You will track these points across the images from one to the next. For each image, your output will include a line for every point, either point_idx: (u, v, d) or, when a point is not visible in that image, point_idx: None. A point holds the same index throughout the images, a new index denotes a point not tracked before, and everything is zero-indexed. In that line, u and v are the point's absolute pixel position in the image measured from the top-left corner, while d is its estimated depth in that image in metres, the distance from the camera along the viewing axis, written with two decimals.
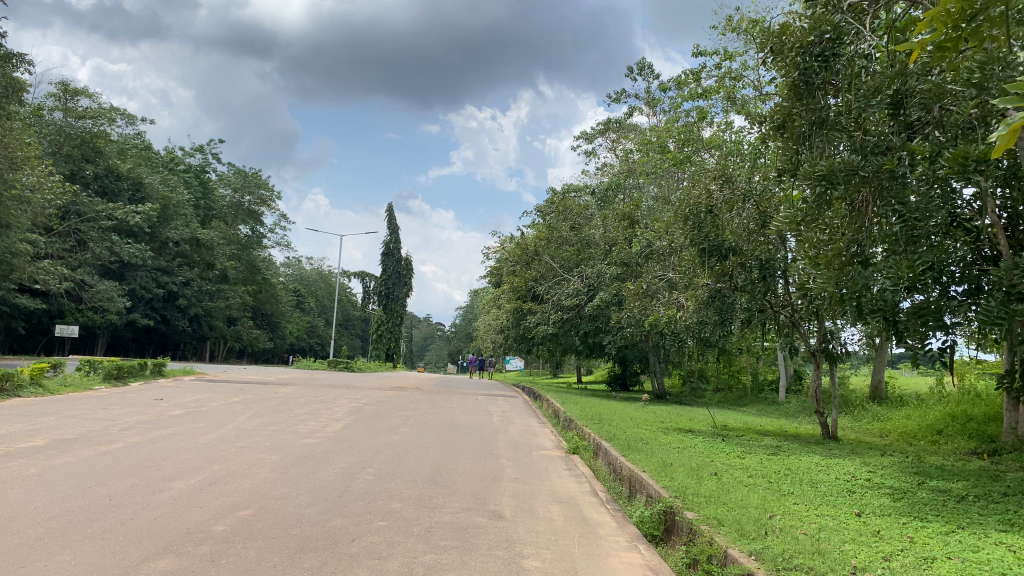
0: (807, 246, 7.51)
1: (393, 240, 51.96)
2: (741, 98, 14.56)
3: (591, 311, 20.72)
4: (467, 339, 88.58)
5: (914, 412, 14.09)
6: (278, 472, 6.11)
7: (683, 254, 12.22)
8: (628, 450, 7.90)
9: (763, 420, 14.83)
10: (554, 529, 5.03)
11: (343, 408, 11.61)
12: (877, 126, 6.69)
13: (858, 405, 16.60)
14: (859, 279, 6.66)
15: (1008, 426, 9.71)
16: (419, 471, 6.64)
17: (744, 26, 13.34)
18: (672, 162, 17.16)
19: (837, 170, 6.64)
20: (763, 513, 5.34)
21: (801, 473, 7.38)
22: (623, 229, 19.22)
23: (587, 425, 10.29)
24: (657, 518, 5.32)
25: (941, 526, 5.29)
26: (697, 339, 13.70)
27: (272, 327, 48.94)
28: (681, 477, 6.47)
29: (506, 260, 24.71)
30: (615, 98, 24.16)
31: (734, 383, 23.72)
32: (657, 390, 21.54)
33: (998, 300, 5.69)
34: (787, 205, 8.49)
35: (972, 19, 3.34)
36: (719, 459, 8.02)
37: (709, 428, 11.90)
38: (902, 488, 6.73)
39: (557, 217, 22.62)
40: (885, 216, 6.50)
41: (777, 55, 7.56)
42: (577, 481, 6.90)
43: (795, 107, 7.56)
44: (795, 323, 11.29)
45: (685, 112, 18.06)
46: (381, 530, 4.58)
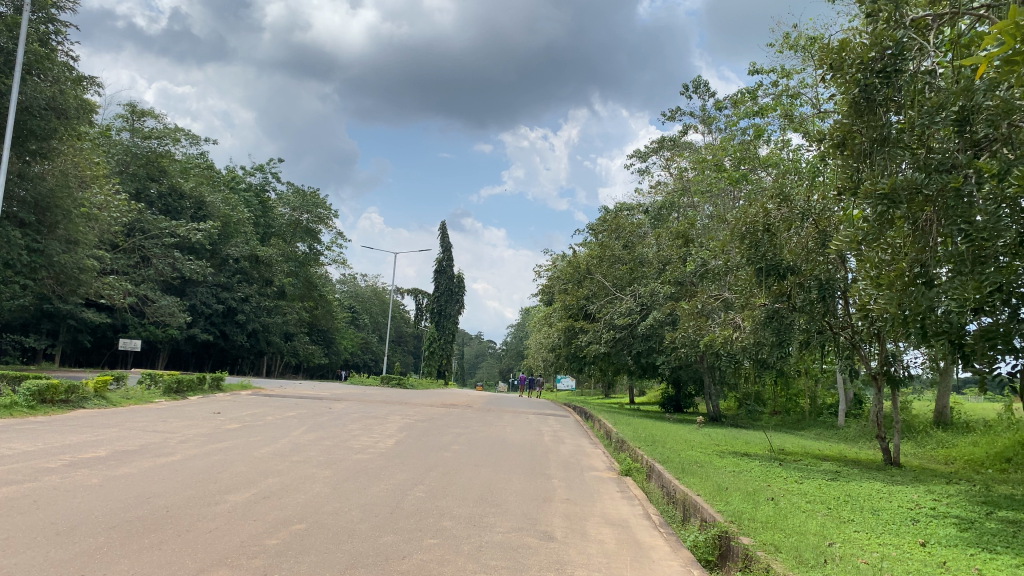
0: (868, 266, 7.35)
1: (447, 257, 52.41)
2: (798, 116, 14.40)
3: (644, 331, 20.48)
4: (519, 356, 88.63)
5: (981, 438, 13.56)
6: (331, 487, 6.15)
7: (739, 272, 12.04)
8: (683, 472, 7.77)
9: (822, 444, 14.42)
10: (605, 551, 4.97)
11: (395, 424, 11.67)
12: (941, 143, 6.53)
13: (921, 431, 16.08)
14: (923, 300, 6.50)
15: None
16: (470, 490, 6.62)
17: (803, 42, 13.20)
18: (728, 180, 17.02)
19: (900, 188, 6.48)
20: (822, 541, 5.19)
21: (862, 500, 7.15)
22: (678, 247, 19.09)
23: (640, 446, 10.18)
24: (712, 543, 5.20)
25: (1010, 558, 5.08)
26: (753, 361, 13.43)
27: (328, 342, 49.58)
28: (736, 502, 6.31)
29: (559, 279, 24.71)
30: (669, 116, 24.21)
31: (792, 406, 23.23)
32: (712, 413, 21.22)
33: None
34: (848, 223, 8.27)
35: None
36: (776, 484, 7.84)
37: (766, 451, 11.65)
38: (969, 517, 6.48)
39: (610, 235, 22.58)
40: (950, 235, 6.33)
41: (835, 72, 7.27)
42: (630, 503, 6.81)
43: (855, 124, 7.28)
44: (856, 344, 11.13)
45: (740, 131, 17.92)
46: (432, 548, 4.57)
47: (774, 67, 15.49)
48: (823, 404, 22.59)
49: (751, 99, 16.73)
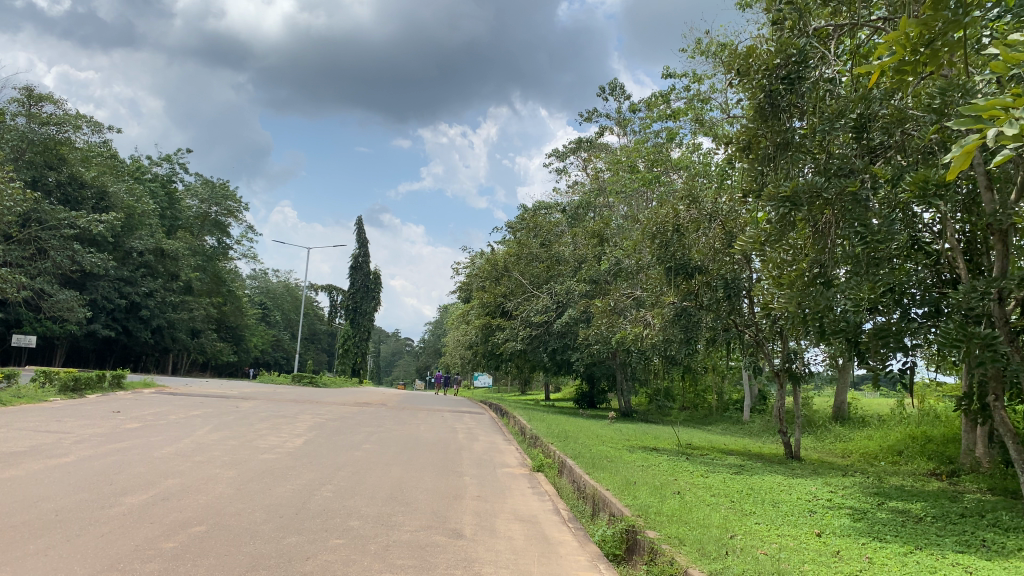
0: (771, 267, 7.67)
1: (362, 253, 51.84)
2: (709, 119, 14.82)
3: (560, 329, 20.64)
4: (435, 354, 88.36)
5: (876, 432, 14.20)
6: (234, 488, 5.98)
7: (650, 271, 12.30)
8: (593, 468, 7.87)
9: (728, 439, 14.84)
10: (514, 547, 4.98)
11: (305, 423, 11.44)
12: (840, 149, 6.75)
13: (820, 426, 16.74)
14: (822, 300, 6.74)
15: (967, 447, 9.65)
16: (380, 489, 6.55)
17: (713, 49, 13.62)
18: (641, 181, 17.38)
19: (801, 192, 6.62)
20: (724, 533, 5.34)
21: (764, 493, 7.40)
22: (593, 246, 19.64)
23: (553, 442, 10.27)
24: (619, 536, 5.27)
25: (899, 547, 5.34)
26: (663, 358, 13.69)
27: (237, 340, 48.21)
28: (644, 496, 6.44)
29: (476, 277, 24.66)
30: (586, 117, 24.64)
31: (700, 402, 23.88)
32: (624, 408, 21.65)
33: (957, 323, 6.13)
34: (752, 225, 8.53)
35: (929, 42, 3.77)
36: (682, 478, 8.04)
37: (673, 446, 11.93)
38: (862, 508, 6.78)
39: (527, 234, 22.69)
40: (847, 238, 6.61)
41: (743, 77, 7.41)
42: (540, 499, 6.85)
43: (760, 129, 7.45)
44: (759, 342, 11.48)
45: (654, 133, 18.33)
46: (337, 548, 4.50)
47: (686, 71, 15.90)
48: (730, 400, 23.25)
49: (664, 102, 17.13)
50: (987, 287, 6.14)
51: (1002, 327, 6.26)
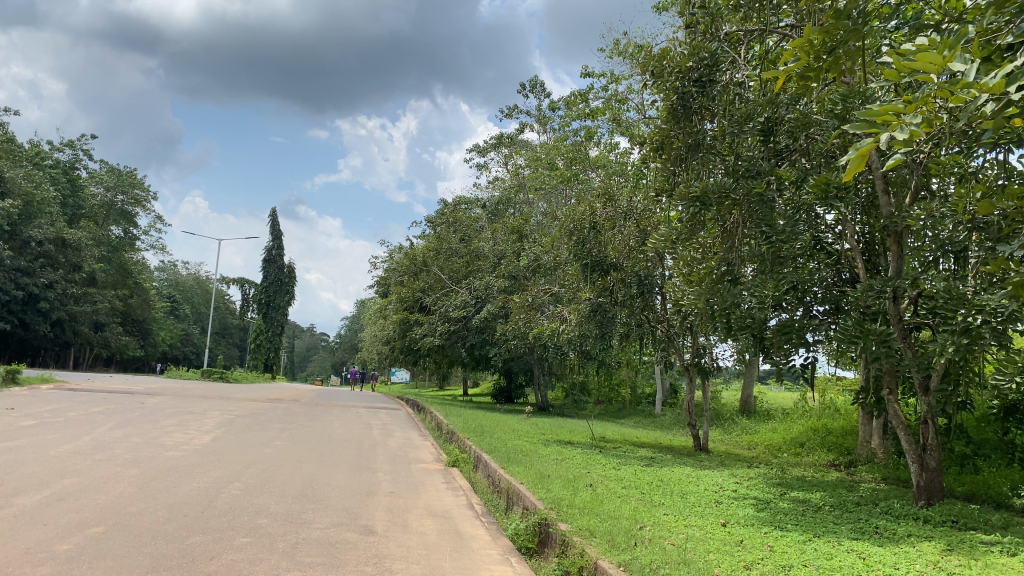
0: (683, 264, 7.98)
1: (276, 246, 50.81)
2: (625, 119, 15.13)
3: (478, 323, 20.66)
4: (351, 350, 87.34)
5: (780, 424, 14.76)
6: (137, 487, 5.79)
7: (567, 267, 12.47)
8: (508, 462, 7.92)
9: (640, 432, 15.21)
10: (426, 543, 4.97)
11: (213, 420, 11.13)
12: (748, 151, 7.07)
13: (728, 418, 17.31)
14: (729, 297, 7.02)
15: (863, 439, 10.08)
16: (290, 486, 6.44)
17: (629, 51, 13.92)
18: (560, 178, 17.64)
19: (710, 193, 6.81)
20: (633, 524, 5.45)
21: (672, 484, 7.59)
22: (512, 242, 19.75)
23: (468, 437, 10.24)
24: (531, 529, 5.32)
25: (799, 535, 5.57)
26: (579, 354, 13.88)
27: (144, 333, 46.56)
28: (557, 489, 6.53)
29: (394, 271, 24.45)
30: (506, 113, 24.86)
31: (614, 396, 24.34)
32: (541, 403, 21.94)
33: (855, 320, 6.39)
34: (665, 223, 8.76)
35: (830, 50, 3.88)
36: (595, 470, 8.18)
37: (587, 439, 12.14)
38: (765, 498, 7.03)
39: (446, 229, 22.68)
40: (753, 237, 6.89)
41: (656, 77, 7.29)
42: (454, 494, 6.85)
43: (672, 130, 7.35)
44: (671, 337, 11.80)
45: (572, 131, 18.61)
46: (244, 547, 4.40)
47: (604, 72, 16.18)
48: (643, 393, 23.77)
49: (583, 101, 17.37)
50: (882, 286, 6.45)
51: (895, 324, 6.63)
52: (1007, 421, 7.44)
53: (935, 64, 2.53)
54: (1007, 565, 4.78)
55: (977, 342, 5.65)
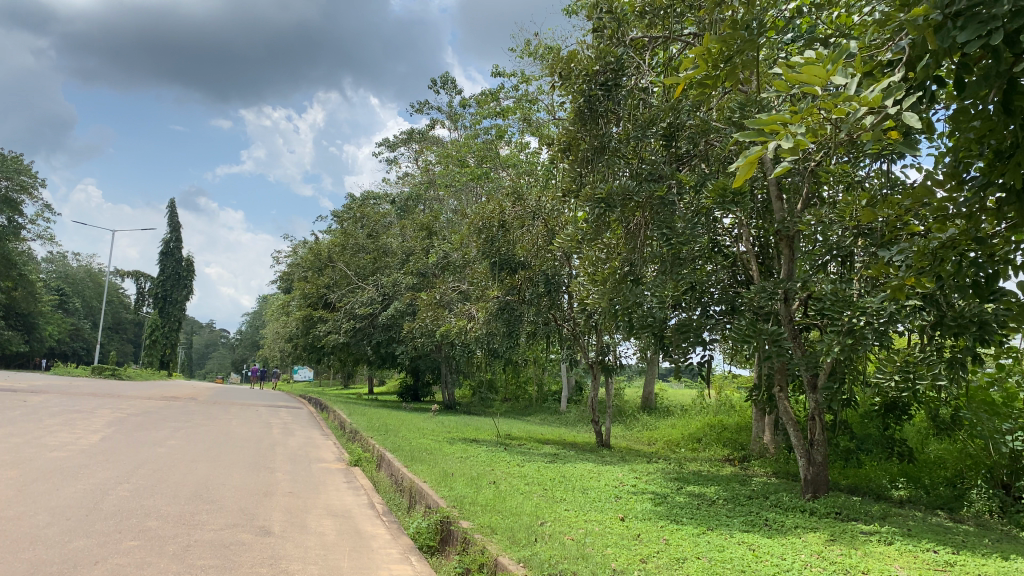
0: (588, 262, 8.14)
1: (174, 238, 48.96)
2: (536, 119, 15.28)
3: (385, 321, 20.31)
4: (253, 347, 85.03)
5: (679, 421, 15.18)
6: (15, 489, 5.49)
7: (476, 265, 12.51)
8: (411, 461, 7.86)
9: (545, 429, 15.41)
10: (324, 543, 4.90)
11: (103, 419, 10.65)
12: (651, 154, 7.35)
13: (630, 415, 17.71)
14: (631, 297, 7.20)
15: (756, 435, 10.45)
16: (183, 486, 6.23)
17: (539, 52, 14.09)
18: (470, 176, 17.73)
19: (615, 195, 6.95)
20: (534, 520, 5.51)
21: (574, 481, 7.70)
22: (421, 238, 19.68)
23: (372, 436, 10.11)
24: (433, 528, 5.29)
25: (693, 528, 5.74)
26: (485, 351, 13.93)
27: (28, 328, 44.13)
28: (459, 486, 6.53)
29: (299, 266, 23.95)
30: (417, 109, 24.76)
31: (521, 393, 24.52)
32: (447, 401, 21.97)
33: (749, 320, 6.62)
34: (572, 223, 8.88)
35: (726, 59, 4.00)
36: (498, 467, 8.23)
37: (492, 437, 12.20)
38: (663, 492, 7.23)
39: (353, 224, 22.39)
40: (655, 238, 7.09)
41: (565, 80, 7.24)
42: (355, 493, 6.78)
43: (579, 132, 7.37)
44: (576, 335, 11.97)
45: (483, 129, 18.70)
46: (132, 550, 4.24)
47: (515, 71, 16.29)
48: (549, 391, 24.04)
49: (493, 100, 17.44)
50: (775, 288, 6.72)
51: (787, 324, 6.93)
52: (886, 417, 7.85)
53: (819, 77, 2.66)
54: (883, 554, 5.07)
55: (861, 342, 5.94)
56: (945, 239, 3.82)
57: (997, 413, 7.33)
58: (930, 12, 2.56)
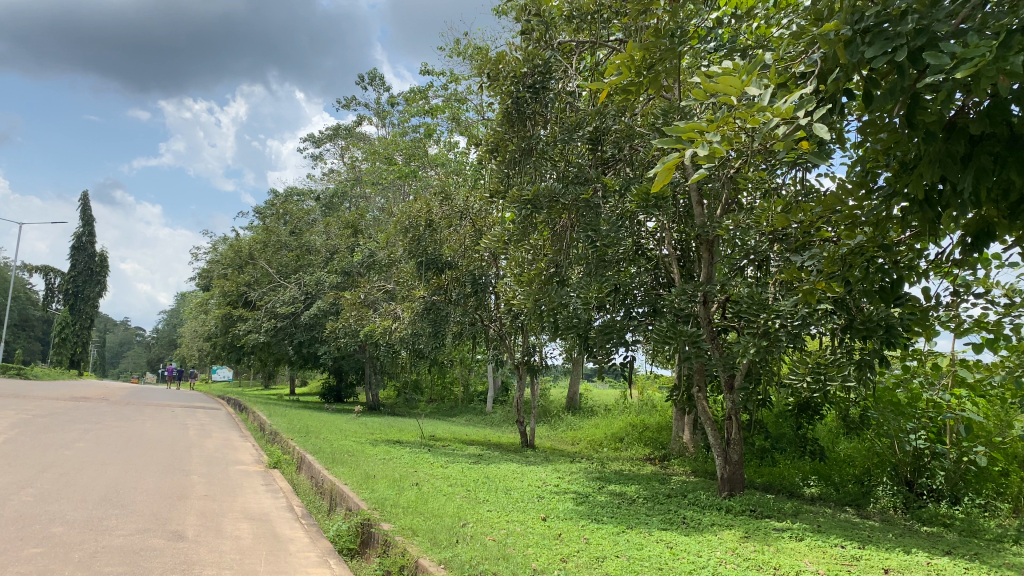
0: (515, 263, 8.19)
1: (86, 233, 47.15)
2: (464, 119, 15.30)
3: (308, 320, 19.99)
4: (170, 346, 82.46)
5: (602, 421, 15.39)
6: None
7: (402, 264, 12.43)
8: (333, 463, 7.76)
9: (469, 430, 15.43)
10: (239, 547, 4.79)
11: (6, 421, 10.16)
12: (577, 157, 7.44)
13: (555, 415, 17.87)
14: (556, 297, 7.26)
15: (676, 433, 10.67)
16: (92, 491, 6.00)
17: (468, 51, 14.12)
18: (397, 174, 17.63)
19: (541, 197, 7.03)
20: (457, 521, 5.50)
21: (497, 481, 7.72)
22: (346, 237, 19.45)
23: (293, 437, 9.93)
24: (354, 530, 5.21)
25: (613, 527, 5.81)
26: (410, 352, 13.84)
27: None
28: (381, 488, 6.47)
29: (219, 263, 23.34)
30: (344, 105, 24.48)
31: (446, 394, 24.47)
32: (372, 401, 21.76)
33: (670, 322, 6.75)
34: (500, 223, 8.89)
35: (650, 66, 4.08)
36: (422, 469, 8.19)
37: (417, 438, 12.14)
38: (585, 492, 7.32)
39: (275, 221, 22.00)
40: (580, 240, 7.17)
41: (492, 80, 7.19)
42: (273, 496, 6.65)
43: (507, 133, 7.40)
44: (503, 336, 12.01)
45: (412, 127, 18.61)
46: (34, 559, 4.06)
47: (444, 71, 16.26)
48: (474, 391, 24.06)
49: (422, 98, 17.36)
50: (694, 291, 6.90)
51: (705, 326, 7.10)
52: (800, 416, 8.12)
53: (734, 87, 2.73)
54: (794, 550, 5.23)
55: (775, 344, 6.14)
56: (854, 245, 3.96)
57: (903, 412, 7.64)
58: (841, 27, 2.67)
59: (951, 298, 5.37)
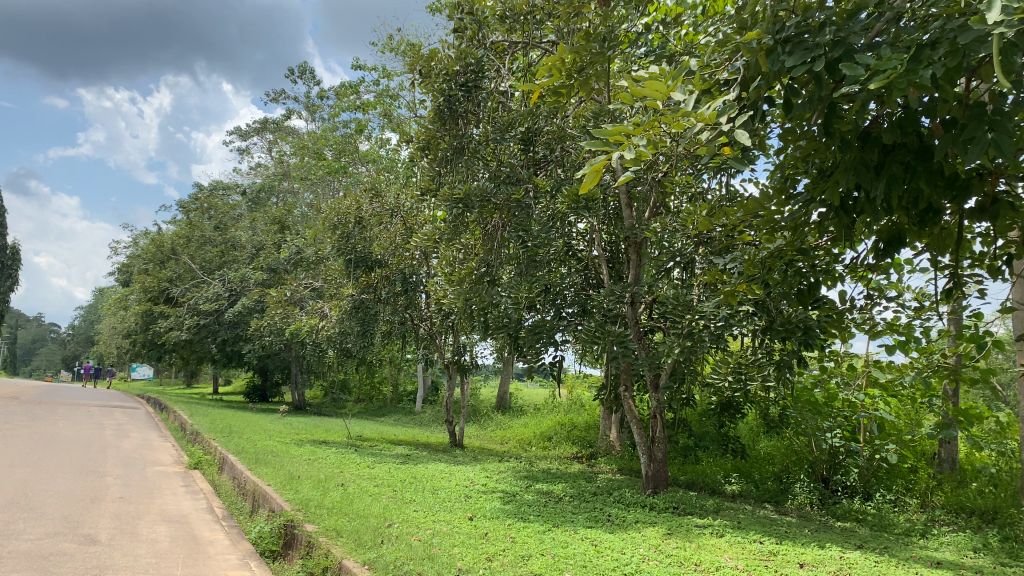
0: (446, 262, 8.17)
1: None
2: (396, 116, 15.21)
3: (232, 317, 19.53)
4: (86, 344, 79.47)
5: (530, 420, 15.46)
6: None
7: (330, 262, 12.29)
8: (256, 463, 7.60)
9: (397, 430, 15.32)
10: (155, 551, 4.66)
11: None
12: (509, 157, 7.46)
13: (484, 414, 17.87)
14: (487, 297, 7.24)
15: (603, 432, 10.80)
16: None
17: (399, 47, 14.04)
18: (327, 169, 17.39)
19: (472, 196, 7.01)
20: (382, 522, 5.45)
21: (424, 481, 7.68)
22: (273, 233, 19.09)
23: (215, 438, 9.68)
24: (277, 532, 5.11)
25: (539, 526, 5.84)
26: (337, 351, 13.66)
27: None
28: (305, 489, 6.37)
29: (139, 258, 22.62)
30: (273, 98, 24.04)
31: (375, 394, 24.23)
32: (298, 401, 21.40)
33: (598, 322, 6.82)
34: (431, 222, 8.83)
35: (581, 70, 4.13)
36: (348, 469, 8.09)
37: (344, 438, 11.99)
38: (512, 491, 7.34)
39: (200, 215, 21.58)
40: (511, 240, 7.19)
41: (424, 77, 7.06)
42: (193, 498, 6.48)
43: (438, 131, 7.39)
44: (432, 335, 11.97)
45: (342, 122, 18.38)
46: None
47: (377, 66, 16.12)
48: (403, 391, 23.88)
49: (353, 93, 17.16)
50: (623, 292, 7.00)
51: (632, 327, 7.23)
52: (722, 415, 8.31)
53: (660, 92, 2.77)
54: (714, 546, 5.34)
55: (699, 344, 6.28)
56: (773, 249, 4.07)
57: (819, 412, 7.88)
58: (763, 36, 2.72)
59: (865, 301, 5.57)
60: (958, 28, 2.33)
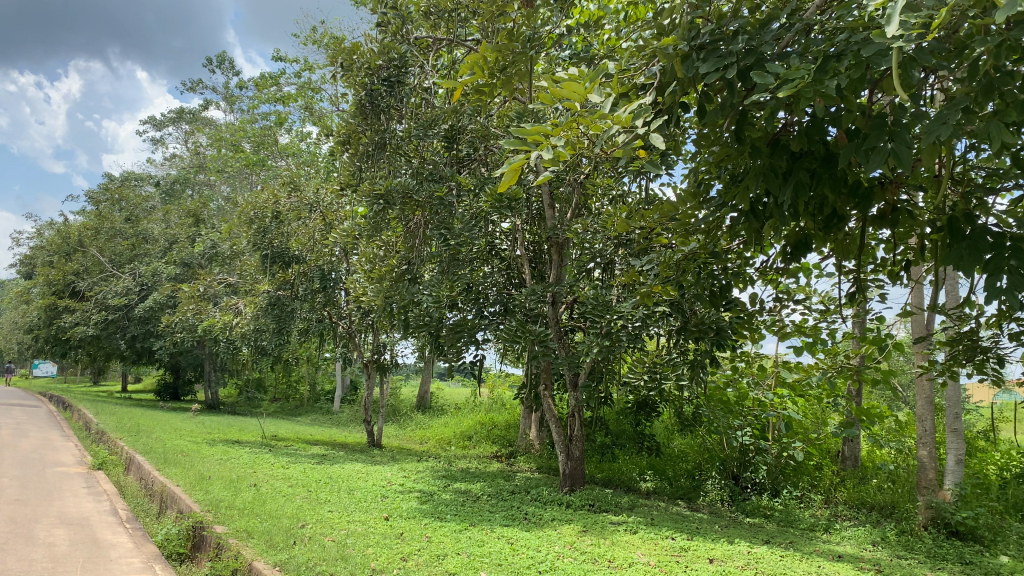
0: (367, 260, 8.07)
1: None
2: (317, 109, 14.97)
3: (142, 313, 18.87)
4: None
5: (450, 420, 15.40)
6: None
7: (246, 257, 12.03)
8: (165, 463, 7.36)
9: (314, 429, 15.05)
10: (53, 555, 4.47)
11: None
12: (432, 155, 7.38)
13: (404, 414, 17.73)
14: (407, 295, 7.13)
15: (523, 431, 10.84)
16: None
17: (321, 40, 13.81)
18: (245, 162, 16.98)
19: (394, 192, 6.89)
20: (294, 522, 5.35)
21: (340, 481, 7.57)
22: (187, 226, 18.55)
23: (121, 437, 9.33)
24: (184, 534, 4.93)
25: (456, 525, 5.82)
26: (252, 349, 13.34)
27: None
28: (216, 490, 6.21)
29: (43, 250, 21.64)
30: (190, 87, 23.35)
31: (292, 393, 23.77)
32: (211, 400, 20.81)
33: (518, 321, 6.82)
34: (352, 218, 8.71)
35: (503, 68, 4.09)
36: (262, 469, 7.90)
37: (258, 438, 11.72)
38: (430, 490, 7.30)
39: (110, 206, 20.91)
40: (433, 237, 7.16)
41: (346, 70, 6.97)
42: (96, 500, 6.22)
43: (360, 125, 7.34)
44: (352, 333, 11.82)
45: (262, 114, 17.95)
46: None
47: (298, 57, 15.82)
48: (321, 391, 23.48)
49: (274, 85, 16.79)
50: (544, 291, 7.11)
51: (553, 326, 7.40)
52: (638, 413, 8.45)
53: (578, 93, 2.79)
54: (628, 543, 5.42)
55: (617, 343, 6.39)
56: (688, 251, 4.14)
57: (731, 410, 8.10)
58: (679, 42, 2.75)
59: (775, 304, 5.75)
60: (861, 42, 2.41)
